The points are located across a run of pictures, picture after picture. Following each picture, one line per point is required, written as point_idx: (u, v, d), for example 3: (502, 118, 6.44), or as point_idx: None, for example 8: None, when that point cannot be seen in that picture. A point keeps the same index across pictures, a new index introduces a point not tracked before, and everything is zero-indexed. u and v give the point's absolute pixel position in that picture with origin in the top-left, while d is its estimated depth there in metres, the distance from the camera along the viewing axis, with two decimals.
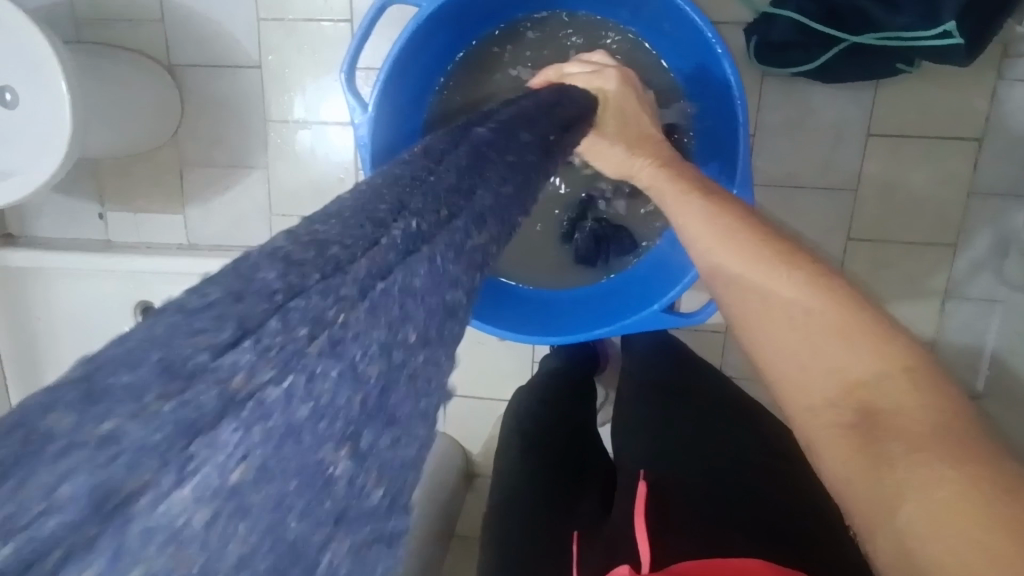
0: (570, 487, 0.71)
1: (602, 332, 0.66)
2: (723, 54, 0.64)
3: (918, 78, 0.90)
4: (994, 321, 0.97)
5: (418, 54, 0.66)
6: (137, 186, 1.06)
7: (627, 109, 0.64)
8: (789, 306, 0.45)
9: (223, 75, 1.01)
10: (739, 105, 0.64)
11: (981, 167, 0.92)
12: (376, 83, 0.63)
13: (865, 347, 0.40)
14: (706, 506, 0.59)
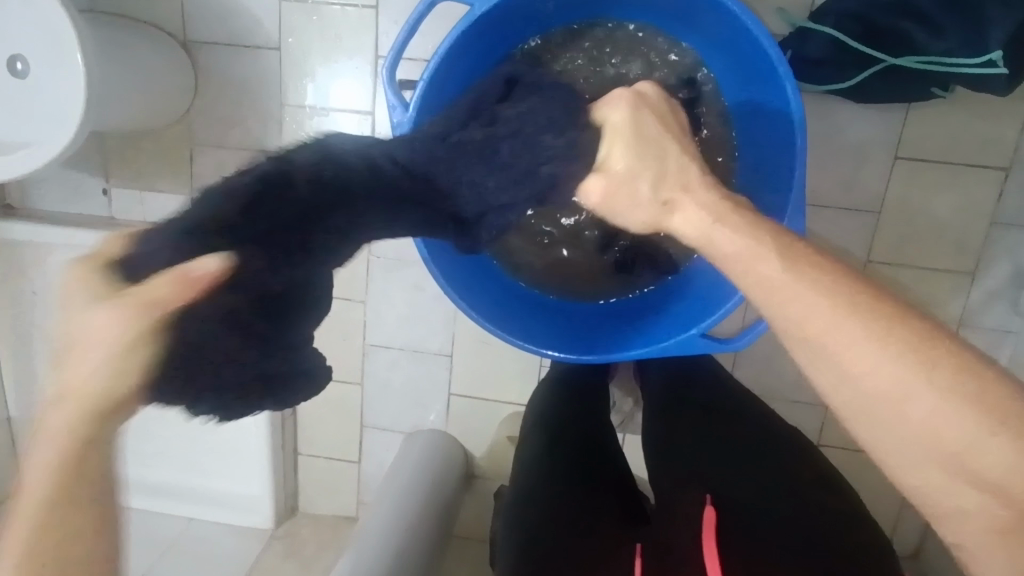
0: (596, 504, 0.69)
1: (636, 355, 0.65)
2: (784, 72, 0.61)
3: (950, 104, 0.89)
4: (1006, 352, 0.97)
5: (463, 54, 0.65)
6: (144, 163, 1.03)
7: (648, 135, 0.50)
8: (878, 381, 0.41)
9: (242, 56, 0.98)
10: (798, 125, 0.61)
11: (1005, 197, 0.91)
12: (419, 85, 0.61)
13: (969, 417, 0.39)
14: (756, 522, 0.58)
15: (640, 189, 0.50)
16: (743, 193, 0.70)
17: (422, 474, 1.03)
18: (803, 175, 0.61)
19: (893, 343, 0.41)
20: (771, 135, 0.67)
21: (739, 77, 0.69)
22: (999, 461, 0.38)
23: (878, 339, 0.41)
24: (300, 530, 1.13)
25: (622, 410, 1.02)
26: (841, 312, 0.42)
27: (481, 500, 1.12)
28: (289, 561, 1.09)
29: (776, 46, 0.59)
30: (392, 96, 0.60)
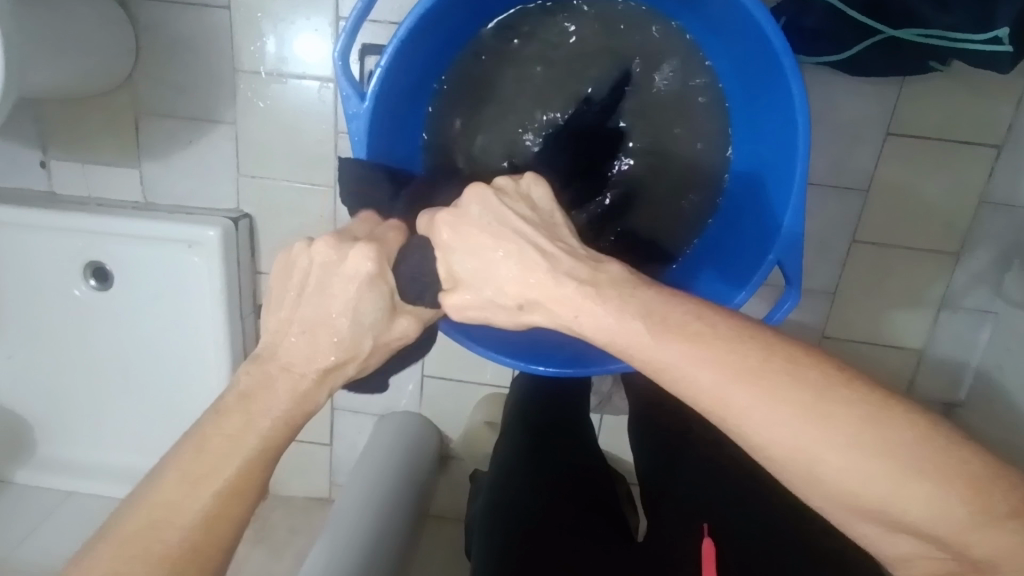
0: (583, 516, 0.70)
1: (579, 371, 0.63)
2: (790, 66, 0.55)
3: (946, 78, 0.85)
4: (984, 333, 0.96)
5: (426, 33, 0.59)
6: (84, 134, 0.95)
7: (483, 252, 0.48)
8: (786, 445, 0.42)
9: (187, 14, 0.89)
10: (802, 124, 0.55)
11: (996, 176, 0.88)
12: (377, 71, 0.55)
13: (873, 465, 0.41)
14: (742, 544, 0.61)
15: (493, 298, 0.49)
16: (749, 191, 0.66)
17: (393, 456, 1.00)
18: (804, 182, 0.55)
19: (785, 408, 0.42)
20: (766, 134, 0.63)
21: (737, 64, 0.64)
22: (918, 497, 0.40)
23: (770, 400, 0.42)
24: (269, 515, 1.11)
25: (600, 391, 1.00)
26: (735, 376, 0.43)
27: (456, 482, 1.11)
28: (258, 546, 1.07)
29: (781, 37, 0.53)
30: (346, 82, 0.54)
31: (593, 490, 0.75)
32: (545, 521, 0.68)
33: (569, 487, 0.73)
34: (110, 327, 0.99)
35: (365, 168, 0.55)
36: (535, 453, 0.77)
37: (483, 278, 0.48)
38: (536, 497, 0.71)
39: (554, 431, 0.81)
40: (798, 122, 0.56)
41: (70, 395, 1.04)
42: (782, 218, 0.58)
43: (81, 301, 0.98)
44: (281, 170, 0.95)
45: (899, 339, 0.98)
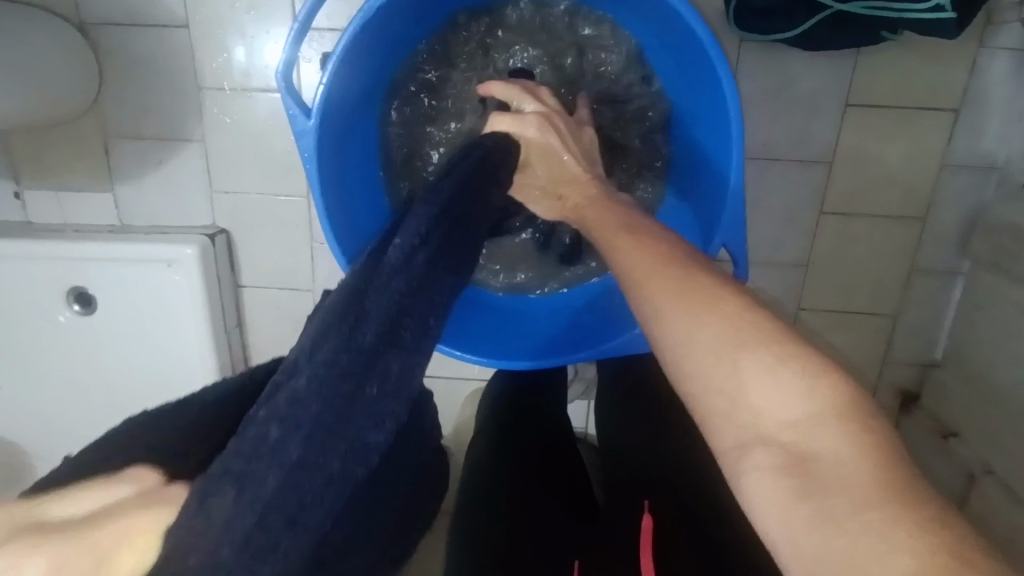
0: (541, 495, 0.74)
1: (554, 362, 0.65)
2: (716, 58, 0.56)
3: (900, 46, 0.86)
4: (955, 292, 0.98)
5: (370, 44, 0.60)
6: (55, 162, 0.95)
7: (552, 151, 0.62)
8: (706, 354, 0.41)
9: (146, 36, 0.89)
10: (734, 113, 0.57)
11: (955, 139, 0.90)
12: (320, 86, 0.55)
13: (752, 364, 0.40)
14: (689, 514, 0.62)
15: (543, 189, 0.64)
16: (693, 174, 0.68)
17: None
18: (740, 168, 0.57)
19: (717, 326, 0.42)
20: (704, 132, 0.64)
21: (672, 54, 0.65)
22: None
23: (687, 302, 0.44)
24: None
25: (584, 378, 1.03)
26: (678, 295, 0.44)
27: (449, 476, 1.12)
28: None
29: (709, 33, 0.55)
30: (292, 99, 0.55)
31: (557, 472, 0.78)
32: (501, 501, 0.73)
33: (532, 476, 0.76)
34: (96, 350, 1.01)
35: (316, 182, 0.56)
36: (507, 445, 0.81)
37: (548, 168, 0.63)
38: (499, 480, 0.76)
39: (525, 424, 0.84)
40: (732, 111, 0.57)
41: (61, 421, 1.05)
42: (724, 203, 0.60)
43: (65, 327, 0.99)
44: (251, 184, 0.96)
45: (872, 305, 1.00)
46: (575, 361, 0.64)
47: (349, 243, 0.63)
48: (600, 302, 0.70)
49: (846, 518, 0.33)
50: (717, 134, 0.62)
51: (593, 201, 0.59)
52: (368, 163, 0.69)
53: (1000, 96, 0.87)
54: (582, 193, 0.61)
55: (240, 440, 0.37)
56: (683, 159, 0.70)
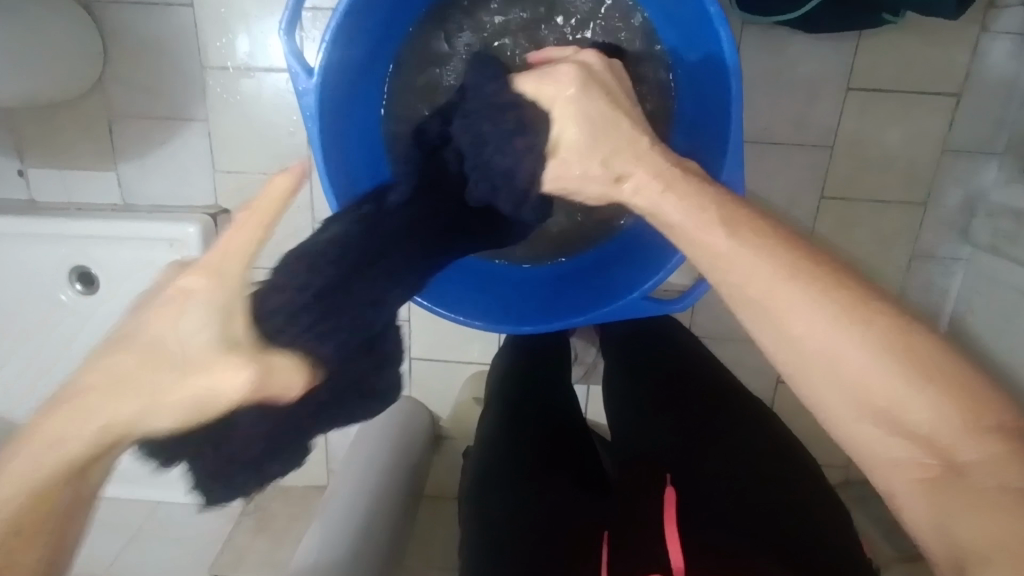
0: (560, 474, 0.73)
1: (587, 320, 0.64)
2: (718, 18, 0.57)
3: (900, 30, 0.86)
4: (956, 279, 0.98)
5: (371, 7, 0.60)
6: (60, 140, 0.96)
7: (595, 115, 0.50)
8: (824, 332, 0.41)
9: (151, 16, 0.90)
10: (733, 75, 0.58)
11: (956, 124, 0.90)
12: (321, 46, 0.56)
13: (897, 378, 0.39)
14: (714, 483, 0.62)
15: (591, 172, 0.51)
16: (688, 138, 0.69)
17: (387, 437, 1.01)
18: (737, 123, 0.58)
19: (826, 303, 0.41)
20: (707, 99, 0.64)
21: (669, 16, 0.66)
22: (923, 414, 0.39)
23: (823, 307, 0.41)
24: (270, 504, 1.09)
25: (584, 361, 1.04)
26: (784, 274, 0.42)
27: (449, 460, 1.12)
28: (261, 535, 1.05)
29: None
30: (293, 60, 0.54)
31: (571, 451, 0.77)
32: (512, 473, 0.73)
33: (548, 454, 0.76)
34: (98, 328, 1.01)
35: (318, 142, 0.56)
36: (518, 425, 0.80)
37: (589, 144, 0.50)
38: (513, 459, 0.75)
39: (533, 404, 0.84)
40: (730, 71, 0.58)
41: None
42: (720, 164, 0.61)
43: (68, 306, 1.00)
44: (255, 164, 0.96)
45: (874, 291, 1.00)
46: (611, 311, 0.63)
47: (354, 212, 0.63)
48: (626, 256, 0.69)
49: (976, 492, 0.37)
50: (717, 94, 0.63)
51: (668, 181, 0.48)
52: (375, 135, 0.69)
53: (1002, 80, 0.88)
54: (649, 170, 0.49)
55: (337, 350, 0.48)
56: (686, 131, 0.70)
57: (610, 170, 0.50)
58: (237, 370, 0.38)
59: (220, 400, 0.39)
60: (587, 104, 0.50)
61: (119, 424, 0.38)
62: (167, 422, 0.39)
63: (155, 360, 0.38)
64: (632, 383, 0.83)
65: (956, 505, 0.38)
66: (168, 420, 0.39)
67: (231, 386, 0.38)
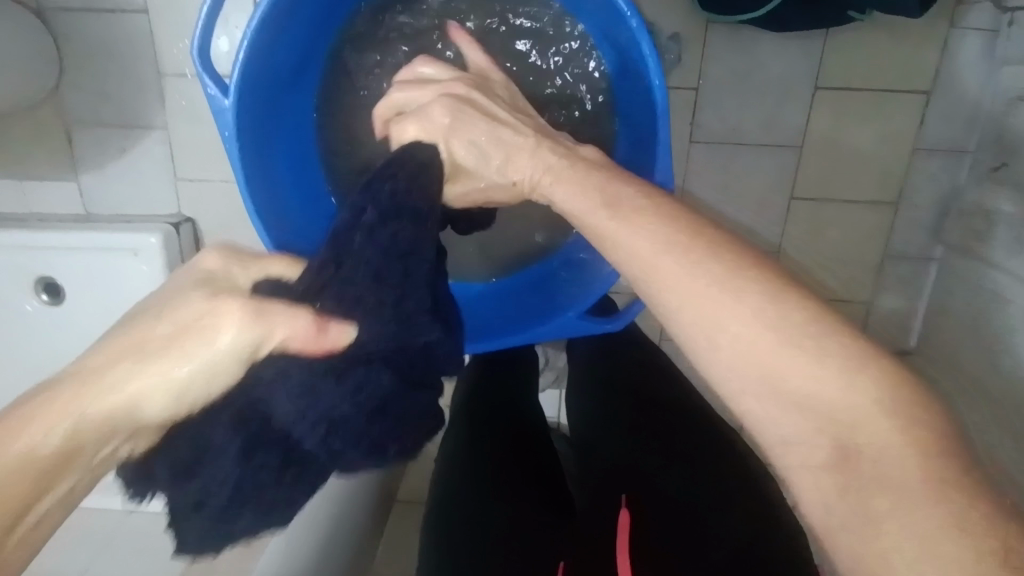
0: (522, 486, 0.73)
1: (525, 339, 0.63)
2: (640, 33, 0.55)
3: (870, 28, 0.84)
4: (929, 278, 0.98)
5: (289, 19, 0.58)
6: (17, 150, 0.94)
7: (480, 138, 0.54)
8: (742, 319, 0.39)
9: (104, 22, 0.88)
10: (659, 92, 0.56)
11: (927, 122, 0.89)
12: (235, 64, 0.54)
13: (834, 358, 0.37)
14: (671, 502, 0.62)
15: (496, 179, 0.56)
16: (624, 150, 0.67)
17: None
18: (664, 139, 0.56)
19: (740, 286, 0.40)
20: (637, 112, 0.63)
21: (596, 28, 0.64)
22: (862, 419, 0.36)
23: (735, 292, 0.40)
24: None
25: (555, 366, 1.03)
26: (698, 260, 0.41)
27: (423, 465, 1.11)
28: None
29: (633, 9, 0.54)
30: (206, 80, 0.53)
31: (533, 462, 0.77)
32: (468, 496, 0.72)
33: (511, 466, 0.75)
34: (62, 339, 1.00)
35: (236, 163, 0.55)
36: (481, 437, 0.79)
37: (486, 164, 0.55)
38: (474, 470, 0.75)
39: (498, 415, 0.84)
40: (656, 86, 0.56)
41: None
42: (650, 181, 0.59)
43: (31, 316, 0.99)
44: (215, 172, 0.95)
45: (846, 292, 1.00)
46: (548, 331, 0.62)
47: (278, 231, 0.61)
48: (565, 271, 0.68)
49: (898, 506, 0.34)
50: (643, 108, 0.61)
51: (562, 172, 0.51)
52: (306, 149, 0.69)
53: (973, 78, 0.86)
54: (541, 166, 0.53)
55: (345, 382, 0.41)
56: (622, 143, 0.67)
57: (515, 175, 0.54)
58: (242, 313, 0.36)
59: (221, 362, 0.36)
60: (473, 129, 0.55)
61: (121, 410, 0.34)
62: (159, 405, 0.35)
63: (133, 344, 0.35)
64: (597, 395, 0.83)
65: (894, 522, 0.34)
66: (164, 400, 0.35)
67: (227, 338, 0.35)
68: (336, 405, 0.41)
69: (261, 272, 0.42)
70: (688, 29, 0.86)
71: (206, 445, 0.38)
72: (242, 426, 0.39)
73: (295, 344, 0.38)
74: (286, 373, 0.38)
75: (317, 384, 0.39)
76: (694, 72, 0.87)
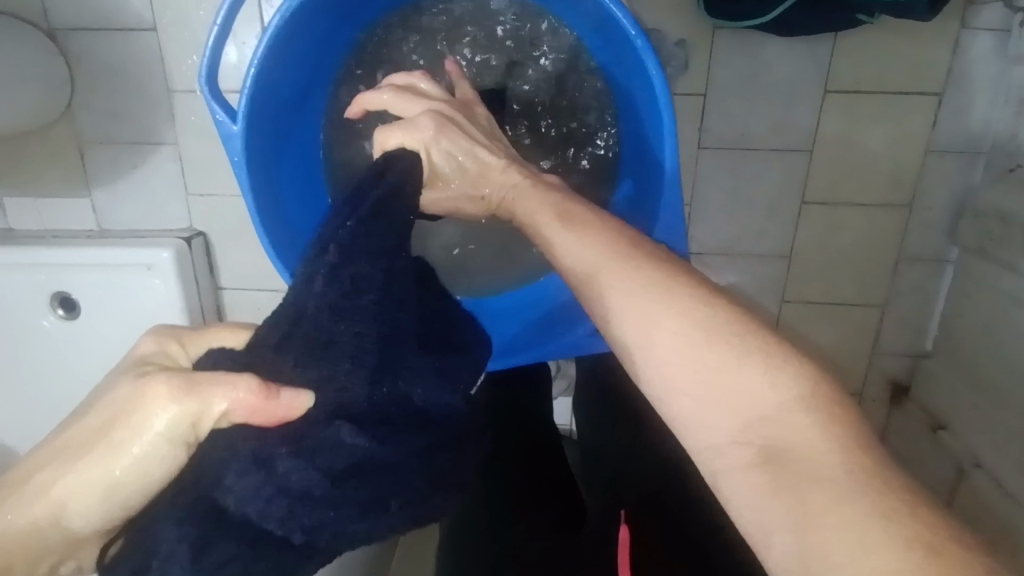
0: (534, 507, 0.73)
1: (527, 360, 0.65)
2: (645, 50, 0.55)
3: (879, 31, 0.83)
4: (944, 281, 0.96)
5: (295, 43, 0.59)
6: (32, 168, 0.96)
7: (457, 153, 0.58)
8: (685, 328, 0.43)
9: (114, 41, 0.88)
10: (664, 108, 0.56)
11: (939, 123, 0.87)
12: (244, 89, 0.55)
13: (756, 363, 0.42)
14: (681, 519, 0.63)
15: (466, 190, 0.60)
16: (636, 163, 0.67)
17: None
18: (671, 157, 0.56)
19: (682, 298, 0.44)
20: (643, 127, 0.62)
21: (602, 43, 0.64)
22: (808, 441, 0.39)
23: (670, 308, 0.44)
24: None
25: (565, 375, 1.02)
26: (649, 284, 0.46)
27: None
28: None
29: (635, 26, 0.54)
30: (215, 106, 0.53)
31: (545, 477, 0.78)
32: (488, 518, 0.74)
33: (524, 484, 0.77)
34: (78, 354, 1.01)
35: (245, 189, 0.55)
36: (494, 455, 0.80)
37: (460, 174, 0.59)
38: (491, 493, 0.76)
39: (511, 430, 0.84)
40: (662, 104, 0.56)
41: (50, 423, 1.06)
42: (658, 197, 0.59)
43: (49, 332, 1.00)
44: (225, 187, 0.96)
45: (859, 297, 0.99)
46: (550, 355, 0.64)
47: (287, 250, 0.62)
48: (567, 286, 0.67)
49: (826, 513, 0.37)
50: (649, 123, 0.61)
51: (522, 192, 0.58)
52: (312, 170, 0.69)
53: (985, 79, 0.85)
54: (505, 185, 0.59)
55: (309, 450, 0.43)
56: (628, 156, 0.69)
57: (486, 189, 0.60)
58: (170, 394, 0.38)
59: (155, 441, 0.38)
60: (450, 142, 0.58)
61: (49, 511, 0.38)
62: (90, 499, 0.39)
63: (65, 448, 0.39)
64: (610, 413, 0.84)
65: (823, 529, 0.36)
66: (96, 494, 0.39)
67: (151, 423, 0.38)
68: (293, 474, 0.42)
69: (204, 346, 0.46)
70: (694, 35, 0.85)
71: (158, 550, 0.40)
72: (197, 516, 0.41)
73: (241, 409, 0.39)
74: (237, 448, 0.41)
75: (270, 454, 0.42)
76: (701, 77, 0.87)
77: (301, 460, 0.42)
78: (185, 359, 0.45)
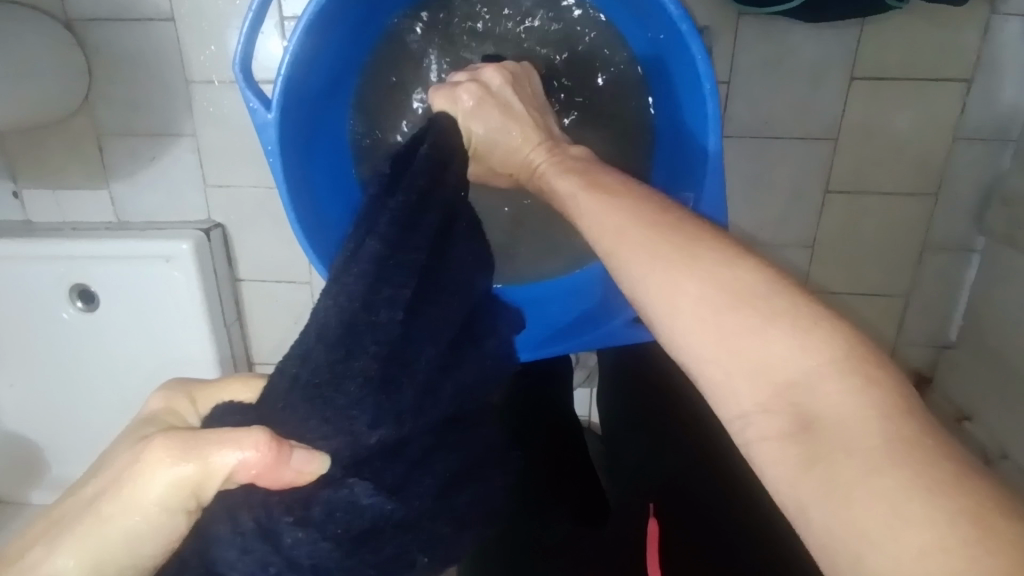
0: (552, 502, 0.74)
1: (556, 351, 0.65)
2: (690, 33, 0.55)
3: (907, 15, 0.82)
4: (970, 269, 0.95)
5: (328, 32, 0.58)
6: (51, 161, 0.96)
7: (493, 132, 0.60)
8: (715, 289, 0.41)
9: (132, 31, 0.88)
10: (710, 92, 0.56)
11: (969, 108, 0.86)
12: (278, 77, 0.54)
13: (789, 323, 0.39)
14: (706, 511, 0.62)
15: (495, 162, 0.63)
16: (669, 146, 0.67)
17: None
18: (715, 140, 0.57)
19: (705, 259, 0.43)
20: (681, 111, 0.62)
21: (636, 24, 0.64)
22: (845, 408, 0.36)
23: (692, 272, 0.42)
24: None
25: (586, 365, 1.01)
26: (678, 254, 0.44)
27: None
28: None
29: (678, 7, 0.53)
30: (250, 95, 0.53)
31: (568, 468, 0.78)
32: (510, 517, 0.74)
33: (545, 474, 0.77)
34: (99, 345, 1.01)
35: (280, 179, 0.55)
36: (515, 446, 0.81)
37: (494, 141, 0.61)
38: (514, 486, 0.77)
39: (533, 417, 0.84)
40: (707, 89, 0.56)
41: (74, 413, 1.06)
42: (699, 182, 0.59)
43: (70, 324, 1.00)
44: (244, 177, 0.95)
45: (882, 287, 0.98)
46: (580, 346, 0.64)
47: (321, 242, 0.62)
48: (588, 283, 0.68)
49: (857, 483, 0.34)
50: (688, 106, 0.61)
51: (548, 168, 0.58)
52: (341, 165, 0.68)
53: (1014, 64, 0.83)
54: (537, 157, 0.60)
55: (317, 512, 0.41)
56: (660, 140, 0.69)
57: (525, 159, 0.61)
58: (169, 457, 0.37)
59: (147, 515, 0.37)
60: (489, 115, 0.60)
61: None
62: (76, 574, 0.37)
63: (64, 517, 0.39)
64: (635, 401, 0.84)
65: (853, 503, 0.34)
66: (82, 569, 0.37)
67: (149, 493, 0.37)
68: (298, 544, 0.40)
69: (213, 402, 0.46)
70: (718, 21, 0.84)
71: None
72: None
73: (253, 468, 0.37)
74: (237, 517, 0.39)
75: (273, 524, 0.40)
76: (725, 65, 0.85)
77: (309, 530, 0.40)
78: (193, 416, 0.45)
